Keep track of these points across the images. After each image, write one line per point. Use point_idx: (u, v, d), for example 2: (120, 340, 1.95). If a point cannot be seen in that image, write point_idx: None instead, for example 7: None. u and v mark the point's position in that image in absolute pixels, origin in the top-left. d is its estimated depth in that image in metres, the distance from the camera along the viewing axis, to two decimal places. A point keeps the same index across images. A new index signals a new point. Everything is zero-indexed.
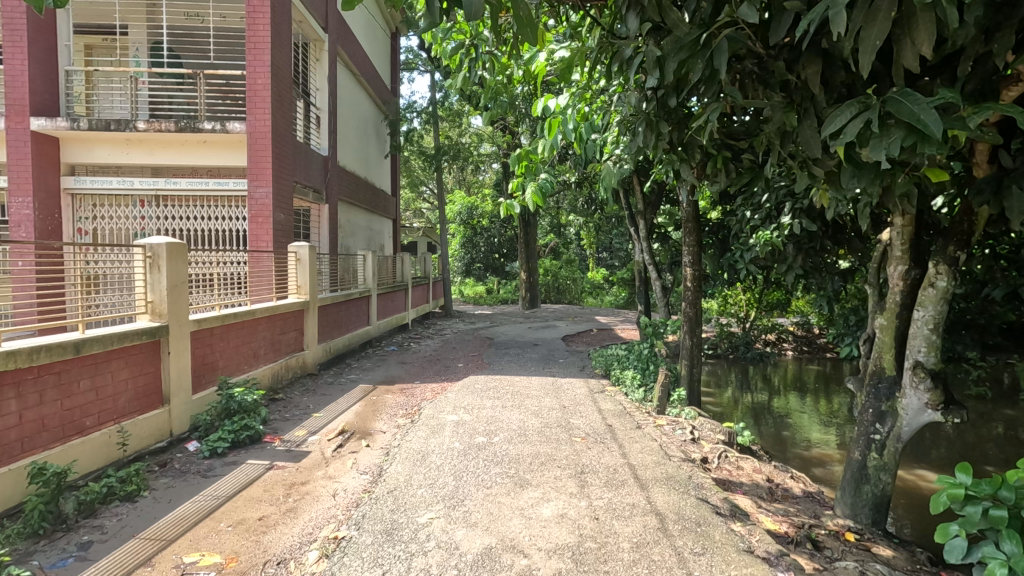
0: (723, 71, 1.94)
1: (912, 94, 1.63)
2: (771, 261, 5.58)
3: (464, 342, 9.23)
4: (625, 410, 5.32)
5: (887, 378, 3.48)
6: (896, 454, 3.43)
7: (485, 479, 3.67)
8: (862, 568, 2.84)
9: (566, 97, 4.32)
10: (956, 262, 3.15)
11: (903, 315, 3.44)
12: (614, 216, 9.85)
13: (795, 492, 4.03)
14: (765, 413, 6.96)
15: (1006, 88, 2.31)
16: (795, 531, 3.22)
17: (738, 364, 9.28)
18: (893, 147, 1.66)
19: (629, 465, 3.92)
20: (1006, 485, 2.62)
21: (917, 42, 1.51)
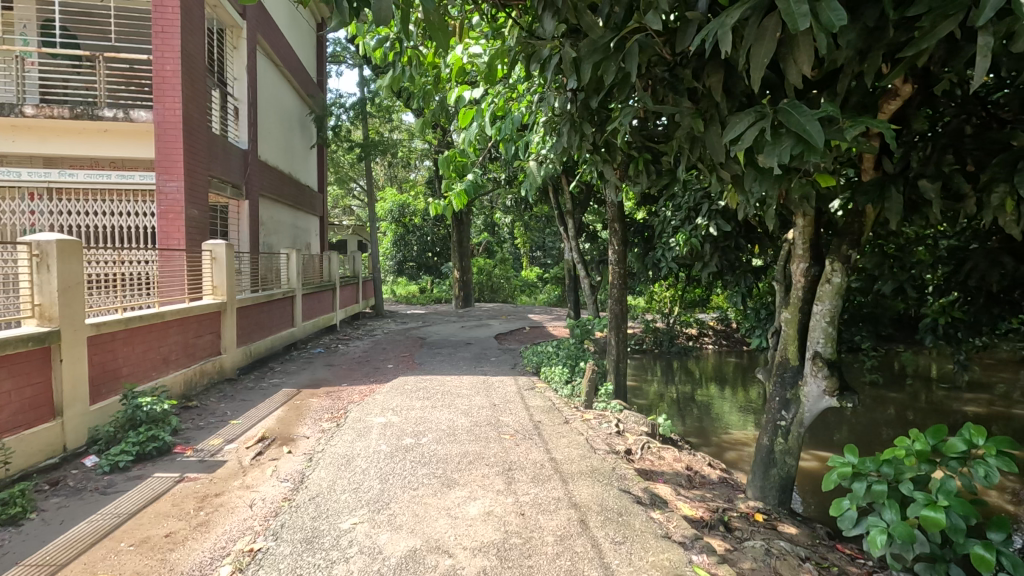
0: (635, 76, 2.01)
1: (800, 106, 1.75)
2: (690, 259, 5.85)
3: (395, 343, 9.06)
4: (554, 406, 5.41)
5: (791, 368, 3.74)
6: (799, 438, 3.69)
7: (412, 480, 3.61)
8: (768, 546, 3.03)
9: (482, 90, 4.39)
10: (848, 260, 3.44)
11: (805, 309, 3.71)
12: (544, 216, 10.01)
13: (711, 478, 4.25)
14: (687, 404, 7.30)
15: (886, 102, 2.54)
16: (709, 515, 3.40)
17: (663, 358, 9.69)
18: (785, 154, 1.78)
19: (556, 459, 3.99)
20: (885, 462, 2.97)
21: (801, 59, 1.64)
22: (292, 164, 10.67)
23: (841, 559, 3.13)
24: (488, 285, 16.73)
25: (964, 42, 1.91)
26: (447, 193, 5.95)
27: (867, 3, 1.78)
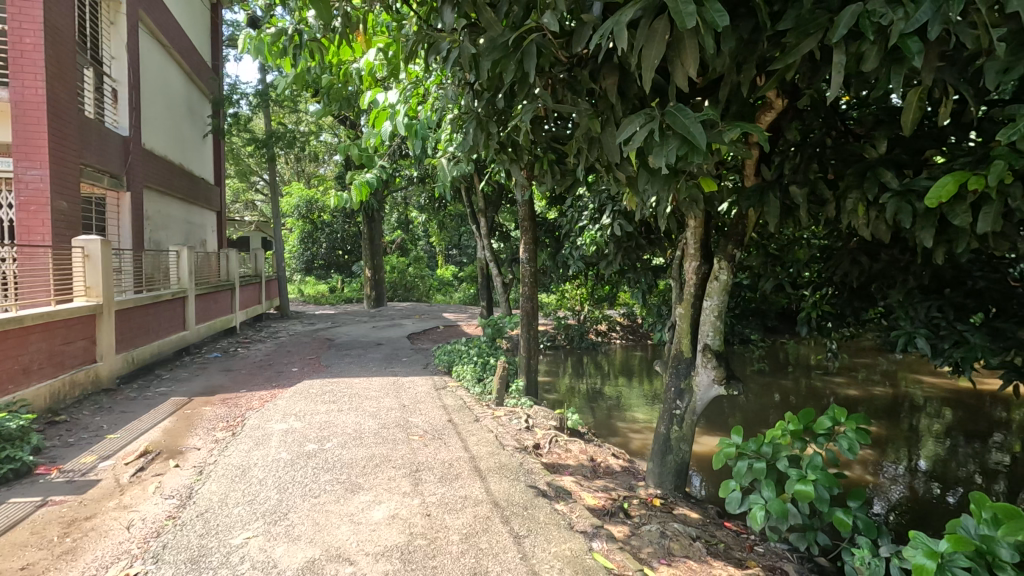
0: (533, 74, 2.03)
1: (684, 110, 1.83)
2: (597, 258, 6.07)
3: (301, 345, 8.65)
4: (465, 404, 5.41)
5: (685, 360, 3.99)
6: (692, 425, 3.95)
7: (313, 488, 3.46)
8: (663, 528, 3.20)
9: (396, 93, 4.43)
10: (733, 258, 3.72)
11: (696, 304, 3.96)
12: (458, 214, 9.99)
13: (614, 467, 4.43)
14: (595, 398, 7.57)
15: (762, 114, 2.78)
16: (611, 504, 3.54)
17: (574, 354, 10.00)
18: (671, 156, 1.86)
19: (465, 458, 3.99)
20: (766, 442, 3.22)
21: (684, 66, 1.71)
22: (184, 154, 9.85)
23: (727, 535, 3.37)
24: (402, 283, 16.40)
25: (822, 60, 2.12)
26: (355, 190, 5.77)
27: (742, 18, 1.91)
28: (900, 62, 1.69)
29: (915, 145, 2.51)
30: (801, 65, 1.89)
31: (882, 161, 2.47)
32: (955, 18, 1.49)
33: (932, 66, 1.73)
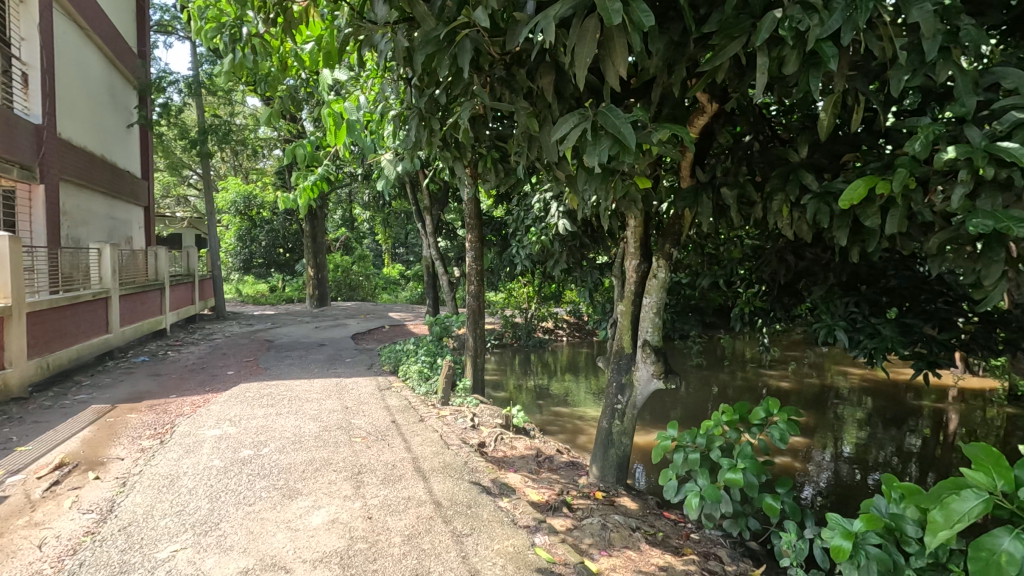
0: (467, 70, 2.03)
1: (615, 109, 1.87)
2: (543, 257, 6.13)
3: (238, 347, 8.28)
4: (410, 405, 5.35)
5: (626, 355, 4.09)
6: (633, 419, 4.06)
7: (247, 495, 3.32)
8: (604, 520, 3.26)
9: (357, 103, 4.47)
10: (670, 257, 3.85)
11: (636, 301, 4.07)
12: (404, 212, 9.85)
13: (559, 462, 4.48)
14: (542, 395, 7.64)
15: (696, 117, 2.88)
16: (554, 499, 3.58)
17: (521, 352, 10.06)
18: (604, 154, 1.91)
19: (408, 459, 3.94)
20: (700, 433, 3.34)
21: (614, 66, 1.74)
22: (106, 144, 9.21)
23: (666, 524, 3.47)
24: (346, 282, 15.95)
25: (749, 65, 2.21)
26: (294, 185, 5.59)
27: (671, 21, 1.96)
28: (816, 68, 1.79)
29: (833, 149, 2.66)
30: (726, 69, 1.96)
31: (804, 164, 2.61)
32: (861, 26, 1.61)
33: (844, 74, 1.85)
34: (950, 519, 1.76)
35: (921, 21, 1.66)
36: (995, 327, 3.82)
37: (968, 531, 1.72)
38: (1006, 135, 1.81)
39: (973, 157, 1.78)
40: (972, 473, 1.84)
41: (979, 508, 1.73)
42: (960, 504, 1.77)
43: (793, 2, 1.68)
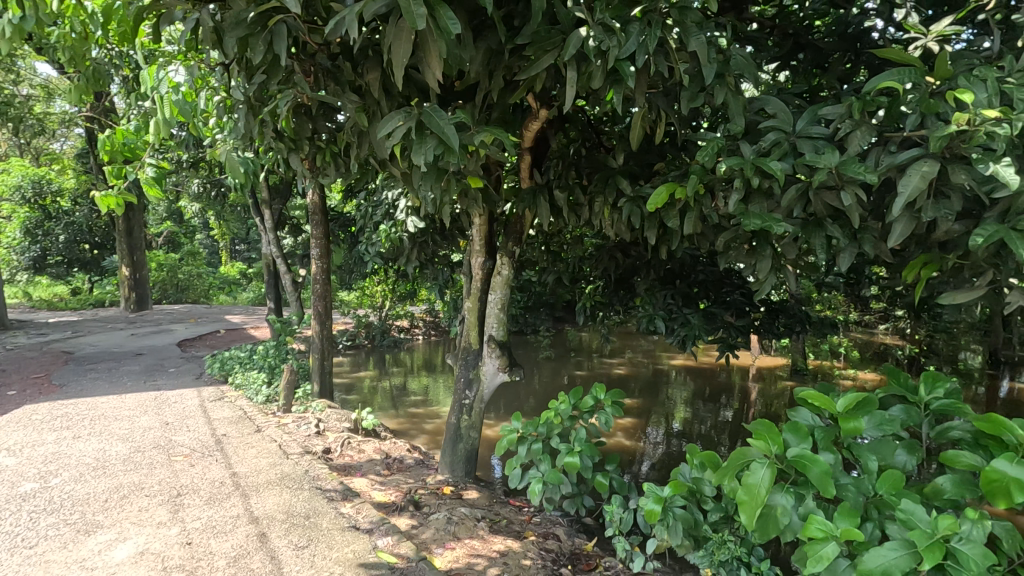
0: (283, 58, 1.96)
1: (439, 110, 1.92)
2: (393, 254, 5.99)
3: (26, 361, 6.93)
4: (244, 416, 4.91)
5: (473, 350, 4.16)
6: (481, 412, 4.16)
7: (27, 537, 2.80)
8: (450, 513, 3.30)
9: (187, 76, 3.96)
10: (513, 255, 4.01)
11: (482, 297, 4.18)
12: (241, 206, 9.00)
13: (409, 461, 4.42)
14: (396, 395, 7.49)
15: (530, 121, 3.03)
16: (401, 498, 3.53)
17: (375, 353, 9.76)
18: (429, 153, 1.94)
19: (239, 473, 3.62)
20: (541, 423, 3.51)
21: (432, 69, 1.78)
22: None
23: (510, 511, 3.55)
24: (173, 282, 14.10)
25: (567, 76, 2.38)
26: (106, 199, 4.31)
27: (488, 28, 2.04)
28: (618, 84, 1.99)
29: (645, 158, 2.97)
30: (542, 78, 2.11)
31: (621, 171, 2.90)
32: (651, 51, 1.87)
33: (642, 90, 2.07)
34: (749, 492, 2.03)
35: (697, 50, 1.93)
36: (776, 315, 4.55)
37: (761, 498, 2.01)
38: (768, 151, 2.15)
39: (745, 169, 2.06)
40: (755, 444, 2.15)
41: (767, 477, 2.03)
42: (752, 475, 2.05)
43: (595, 23, 1.86)
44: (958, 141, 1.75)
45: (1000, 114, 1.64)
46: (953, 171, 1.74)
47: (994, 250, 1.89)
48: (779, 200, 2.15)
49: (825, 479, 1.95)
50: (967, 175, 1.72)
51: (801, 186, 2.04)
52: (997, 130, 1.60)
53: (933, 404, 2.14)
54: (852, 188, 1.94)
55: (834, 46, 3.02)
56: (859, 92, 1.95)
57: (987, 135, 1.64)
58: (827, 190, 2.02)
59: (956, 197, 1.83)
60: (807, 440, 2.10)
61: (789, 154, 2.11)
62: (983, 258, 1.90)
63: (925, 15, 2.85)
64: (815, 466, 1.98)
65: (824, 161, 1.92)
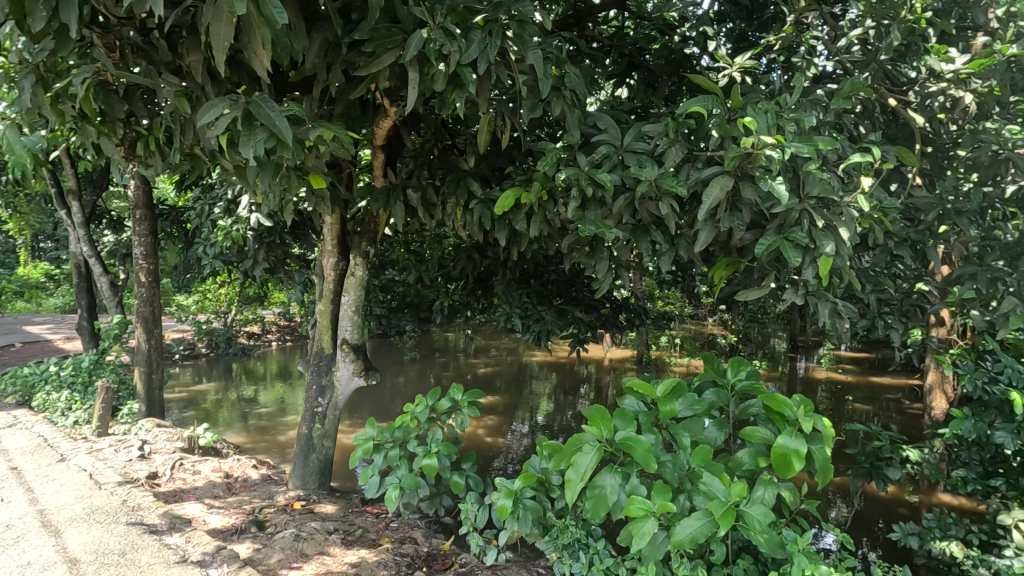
0: (74, 29, 1.70)
1: (270, 101, 1.78)
2: (235, 254, 5.46)
3: None
4: (44, 444, 4.17)
5: (326, 356, 3.95)
6: (335, 420, 3.96)
7: None
8: (298, 530, 3.10)
9: None
10: (368, 255, 3.89)
11: (336, 300, 3.99)
12: (41, 196, 7.62)
13: (254, 478, 4.07)
14: (244, 407, 6.87)
15: (381, 119, 2.96)
16: (242, 520, 3.25)
17: (219, 362, 8.87)
18: (259, 147, 1.79)
19: (34, 513, 3.08)
20: (398, 427, 3.43)
21: (259, 56, 1.67)
22: None
23: (366, 519, 3.42)
24: None
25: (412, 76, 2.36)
26: None
27: (323, 19, 1.97)
28: (461, 90, 2.01)
29: (495, 162, 3.04)
30: (384, 77, 2.08)
31: (472, 174, 2.94)
32: (493, 60, 1.92)
33: (485, 98, 2.12)
34: (575, 473, 2.21)
35: (534, 63, 2.02)
36: (620, 311, 4.93)
37: (585, 479, 2.20)
38: (600, 162, 2.35)
39: (579, 179, 2.23)
40: (589, 429, 2.33)
41: (593, 459, 2.23)
42: (581, 458, 2.23)
43: (436, 26, 1.86)
44: (747, 162, 2.02)
45: (776, 143, 1.93)
46: (744, 187, 2.02)
47: (775, 255, 2.23)
48: (611, 208, 2.33)
49: (648, 457, 2.14)
50: (754, 191, 2.01)
51: (629, 196, 2.25)
52: (773, 154, 1.90)
53: (737, 385, 2.48)
54: (667, 199, 2.17)
55: (661, 70, 3.35)
56: (673, 113, 2.19)
57: (766, 158, 1.93)
58: (649, 200, 2.25)
59: (747, 211, 2.13)
60: (633, 425, 2.31)
61: (618, 166, 2.32)
62: (767, 262, 2.24)
63: (731, 48, 3.28)
64: (639, 447, 2.17)
65: (646, 174, 2.14)
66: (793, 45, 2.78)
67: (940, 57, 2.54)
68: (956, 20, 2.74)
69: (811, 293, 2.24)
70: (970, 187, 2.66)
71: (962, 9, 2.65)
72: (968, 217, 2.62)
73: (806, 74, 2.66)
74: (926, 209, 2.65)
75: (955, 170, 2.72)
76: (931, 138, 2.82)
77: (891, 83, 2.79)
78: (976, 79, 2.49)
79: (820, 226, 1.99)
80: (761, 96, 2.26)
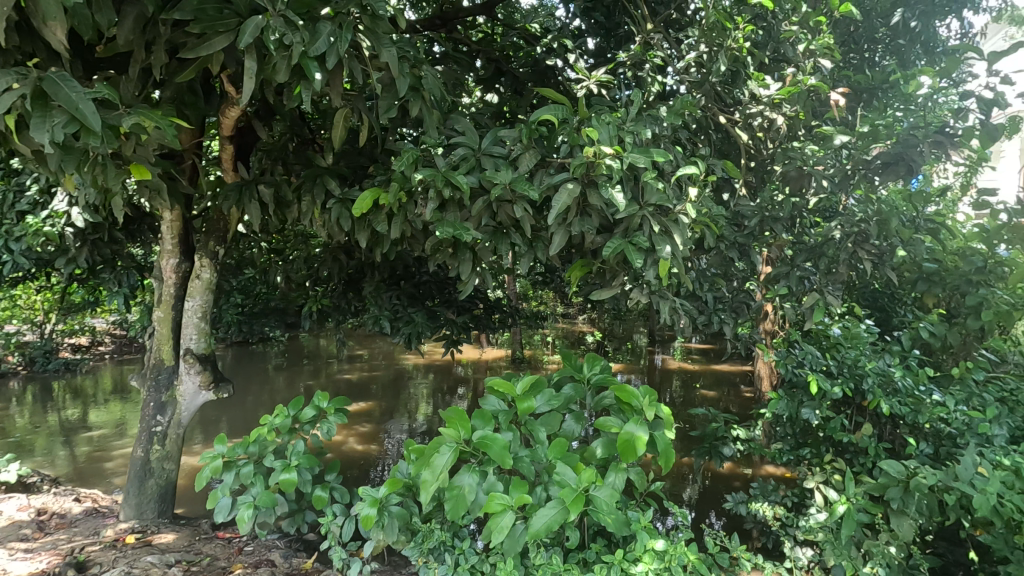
0: None
1: (70, 80, 1.55)
2: (50, 255, 4.67)
3: None
4: None
5: (167, 368, 3.53)
6: (178, 440, 3.54)
7: None
8: (130, 567, 2.72)
9: None
10: (216, 256, 3.55)
11: (177, 306, 3.59)
12: None
13: (75, 513, 3.52)
14: (66, 432, 5.93)
15: (226, 109, 2.72)
16: (57, 563, 2.78)
17: (34, 382, 7.57)
18: (57, 132, 1.55)
19: None
20: (251, 442, 3.13)
21: (52, 25, 1.46)
22: None
23: (215, 546, 3.10)
24: None
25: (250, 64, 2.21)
26: None
27: None
28: (307, 82, 1.92)
29: (355, 160, 2.93)
30: (218, 61, 1.94)
31: (330, 171, 2.80)
32: (341, 55, 1.85)
33: (335, 92, 2.03)
34: (433, 472, 2.21)
35: (388, 62, 1.97)
36: (493, 311, 5.00)
37: (441, 478, 2.22)
38: (458, 164, 2.36)
39: (436, 181, 2.22)
40: (446, 432, 2.33)
41: (449, 458, 2.24)
42: (438, 459, 2.23)
43: (276, 14, 1.77)
44: (592, 170, 2.15)
45: (616, 152, 2.07)
46: (590, 193, 2.15)
47: (622, 258, 2.40)
48: (469, 210, 2.35)
49: (502, 453, 2.20)
50: (598, 197, 2.14)
51: (485, 198, 2.28)
52: (612, 164, 2.04)
53: (592, 379, 2.64)
54: (522, 203, 2.24)
55: (525, 77, 3.49)
56: (526, 120, 2.28)
57: (608, 168, 2.06)
58: (505, 203, 2.30)
59: (596, 216, 2.26)
60: (489, 424, 2.37)
61: (475, 168, 2.34)
62: (616, 264, 2.40)
63: (591, 63, 3.45)
64: (495, 444, 2.23)
65: (500, 178, 2.19)
66: (641, 62, 3.01)
67: (759, 83, 2.90)
68: (771, 53, 3.15)
69: (654, 293, 2.45)
70: (782, 198, 3.07)
71: (776, 43, 3.06)
72: (780, 224, 3.03)
73: (651, 90, 2.91)
74: (748, 215, 3.01)
75: (772, 183, 3.13)
76: (753, 154, 3.22)
77: (722, 104, 3.12)
78: (786, 105, 2.86)
79: (657, 230, 2.17)
80: (607, 109, 2.42)
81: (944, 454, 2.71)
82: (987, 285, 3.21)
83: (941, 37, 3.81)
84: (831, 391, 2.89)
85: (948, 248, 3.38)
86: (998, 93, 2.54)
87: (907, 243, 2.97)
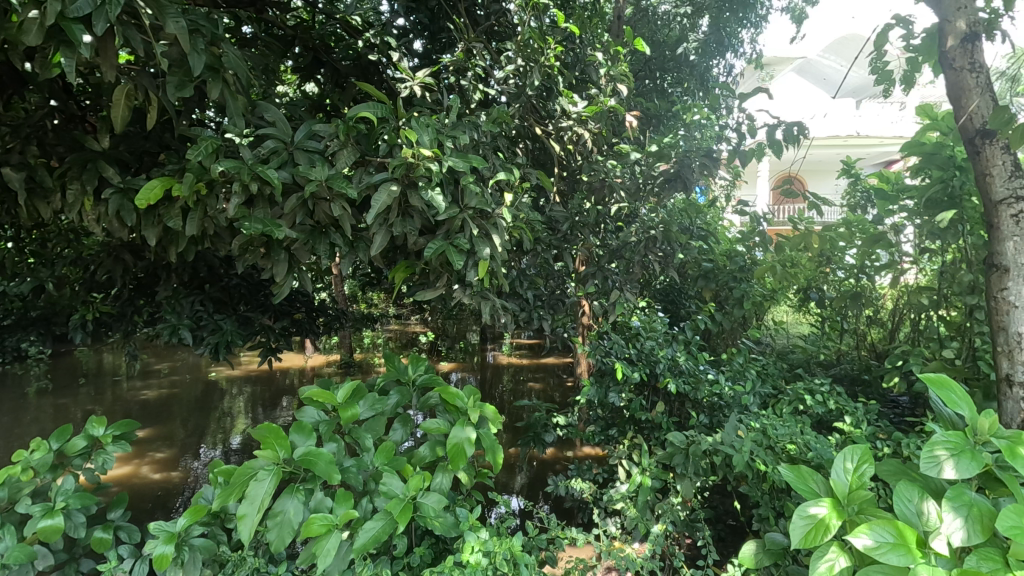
0: None
1: None
2: None
3: None
4: None
5: None
6: None
7: None
8: None
9: None
10: None
11: None
12: None
13: None
14: None
15: None
16: None
17: None
18: None
19: None
20: None
21: None
22: None
23: None
24: None
25: None
26: None
27: None
28: (69, 48, 1.63)
29: (140, 145, 2.55)
30: None
31: (105, 156, 2.39)
32: (114, 21, 1.60)
33: (109, 64, 1.74)
34: (247, 504, 2.00)
35: (176, 34, 1.77)
36: (316, 314, 4.69)
37: (260, 510, 2.01)
38: (267, 158, 2.19)
39: (240, 174, 2.02)
40: (262, 454, 2.15)
41: (268, 483, 2.05)
42: (254, 486, 2.03)
43: None
44: (412, 171, 2.14)
45: (434, 155, 2.10)
46: (410, 194, 2.13)
47: (445, 258, 2.42)
48: (281, 208, 2.17)
49: (329, 468, 2.08)
50: (419, 199, 2.14)
51: (299, 195, 2.13)
52: (431, 166, 2.06)
53: (417, 380, 2.65)
54: (340, 201, 2.14)
55: (347, 70, 3.34)
56: (343, 116, 2.19)
57: (427, 169, 2.08)
58: (322, 201, 2.18)
59: (417, 217, 2.26)
60: (311, 438, 2.25)
61: (288, 163, 2.19)
62: (439, 265, 2.41)
63: (413, 64, 3.45)
64: (320, 460, 2.10)
65: (315, 174, 2.07)
66: (463, 69, 3.07)
67: (568, 100, 3.13)
68: (579, 73, 3.42)
69: (477, 295, 2.50)
70: (589, 205, 3.39)
71: (583, 65, 3.33)
72: (589, 227, 3.36)
73: (472, 98, 2.97)
74: (562, 220, 3.26)
75: (580, 191, 3.42)
76: (565, 165, 3.46)
77: (540, 115, 3.29)
78: (591, 121, 3.16)
79: (478, 234, 2.23)
80: (425, 112, 2.43)
81: (716, 423, 3.23)
82: (746, 280, 3.92)
83: (712, 73, 4.54)
84: (631, 376, 3.28)
85: (719, 250, 4.06)
86: (748, 124, 3.11)
87: (688, 246, 3.48)
